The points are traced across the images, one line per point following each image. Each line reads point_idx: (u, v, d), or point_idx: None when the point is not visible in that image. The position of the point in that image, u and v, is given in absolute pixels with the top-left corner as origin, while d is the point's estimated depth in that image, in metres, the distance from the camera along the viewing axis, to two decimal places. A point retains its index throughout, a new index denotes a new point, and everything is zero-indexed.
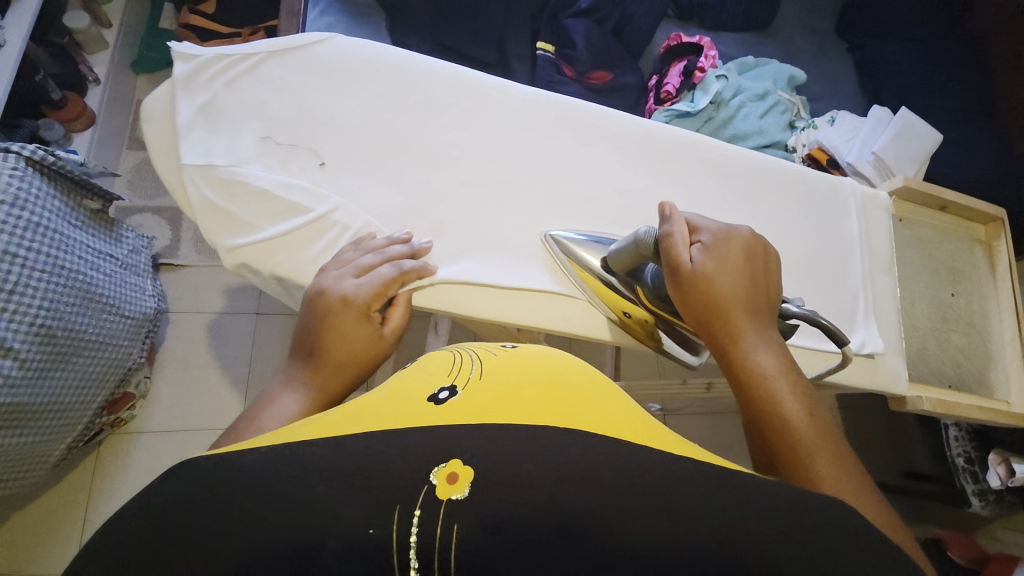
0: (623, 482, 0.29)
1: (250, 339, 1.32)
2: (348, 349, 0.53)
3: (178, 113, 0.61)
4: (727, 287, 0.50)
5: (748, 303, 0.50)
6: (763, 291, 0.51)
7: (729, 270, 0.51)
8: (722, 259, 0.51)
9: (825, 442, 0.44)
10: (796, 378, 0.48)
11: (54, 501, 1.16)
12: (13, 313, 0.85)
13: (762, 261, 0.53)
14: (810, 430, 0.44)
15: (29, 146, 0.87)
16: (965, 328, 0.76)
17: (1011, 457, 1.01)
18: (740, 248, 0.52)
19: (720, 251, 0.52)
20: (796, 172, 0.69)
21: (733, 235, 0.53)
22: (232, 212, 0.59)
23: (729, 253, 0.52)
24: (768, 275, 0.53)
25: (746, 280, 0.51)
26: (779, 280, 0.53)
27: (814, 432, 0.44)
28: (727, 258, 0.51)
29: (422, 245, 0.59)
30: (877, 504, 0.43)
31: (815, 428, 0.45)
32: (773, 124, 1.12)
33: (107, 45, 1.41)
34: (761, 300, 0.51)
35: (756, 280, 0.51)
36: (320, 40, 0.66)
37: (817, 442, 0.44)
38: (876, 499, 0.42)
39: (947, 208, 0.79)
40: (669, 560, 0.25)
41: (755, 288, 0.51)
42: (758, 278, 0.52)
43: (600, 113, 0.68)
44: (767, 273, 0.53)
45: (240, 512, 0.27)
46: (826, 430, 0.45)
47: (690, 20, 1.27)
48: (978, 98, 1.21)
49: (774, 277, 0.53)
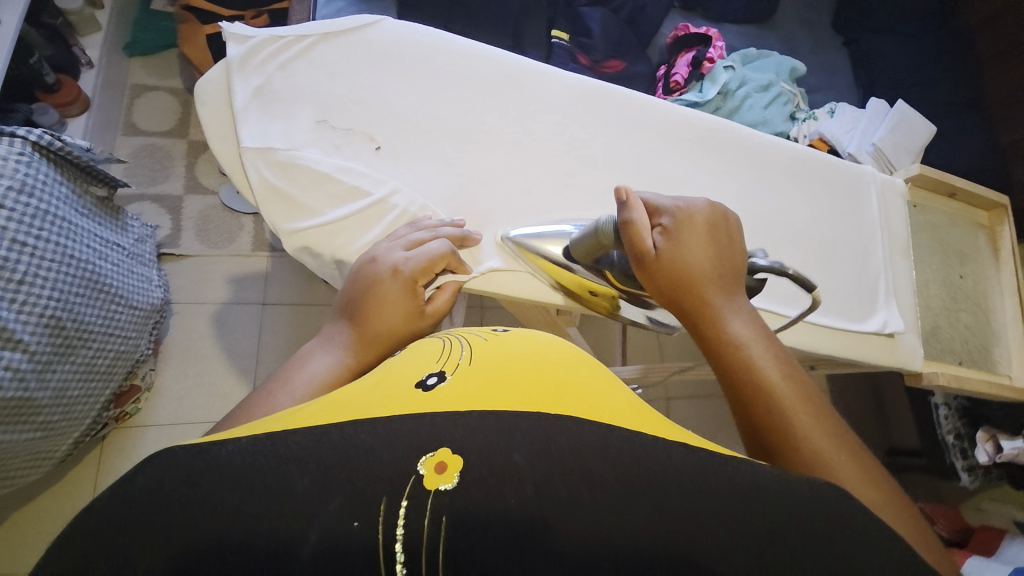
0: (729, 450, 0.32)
1: (257, 329, 1.30)
2: (386, 320, 0.52)
3: (237, 95, 0.64)
4: (692, 265, 0.50)
5: (714, 274, 0.50)
6: (728, 263, 0.52)
7: (692, 248, 0.51)
8: (682, 239, 0.51)
9: (805, 401, 0.44)
10: (769, 342, 0.48)
11: (59, 495, 1.13)
12: (23, 304, 0.83)
13: (724, 233, 0.53)
14: (789, 390, 0.44)
15: (35, 130, 0.86)
16: (972, 308, 0.82)
17: (998, 434, 1.08)
18: (701, 223, 0.52)
19: (680, 231, 0.52)
20: (821, 160, 0.74)
21: (692, 210, 0.53)
22: (292, 194, 0.62)
23: (689, 231, 0.52)
24: (733, 246, 0.53)
25: (710, 255, 0.51)
26: (745, 252, 0.54)
27: (793, 392, 0.44)
28: (687, 236, 0.52)
29: (472, 233, 0.62)
30: (858, 454, 0.42)
31: (792, 387, 0.45)
32: (776, 115, 1.11)
33: (99, 27, 1.38)
34: (726, 274, 0.51)
35: (721, 254, 0.52)
36: (369, 23, 0.70)
37: (794, 401, 0.44)
38: (858, 450, 0.43)
39: (955, 195, 0.85)
40: (777, 524, 0.27)
41: (720, 262, 0.51)
42: (722, 252, 0.52)
43: (638, 100, 0.71)
44: (732, 245, 0.53)
45: (267, 491, 0.27)
46: (805, 389, 0.45)
47: (695, 10, 1.28)
48: (968, 91, 1.25)
49: (739, 250, 0.53)
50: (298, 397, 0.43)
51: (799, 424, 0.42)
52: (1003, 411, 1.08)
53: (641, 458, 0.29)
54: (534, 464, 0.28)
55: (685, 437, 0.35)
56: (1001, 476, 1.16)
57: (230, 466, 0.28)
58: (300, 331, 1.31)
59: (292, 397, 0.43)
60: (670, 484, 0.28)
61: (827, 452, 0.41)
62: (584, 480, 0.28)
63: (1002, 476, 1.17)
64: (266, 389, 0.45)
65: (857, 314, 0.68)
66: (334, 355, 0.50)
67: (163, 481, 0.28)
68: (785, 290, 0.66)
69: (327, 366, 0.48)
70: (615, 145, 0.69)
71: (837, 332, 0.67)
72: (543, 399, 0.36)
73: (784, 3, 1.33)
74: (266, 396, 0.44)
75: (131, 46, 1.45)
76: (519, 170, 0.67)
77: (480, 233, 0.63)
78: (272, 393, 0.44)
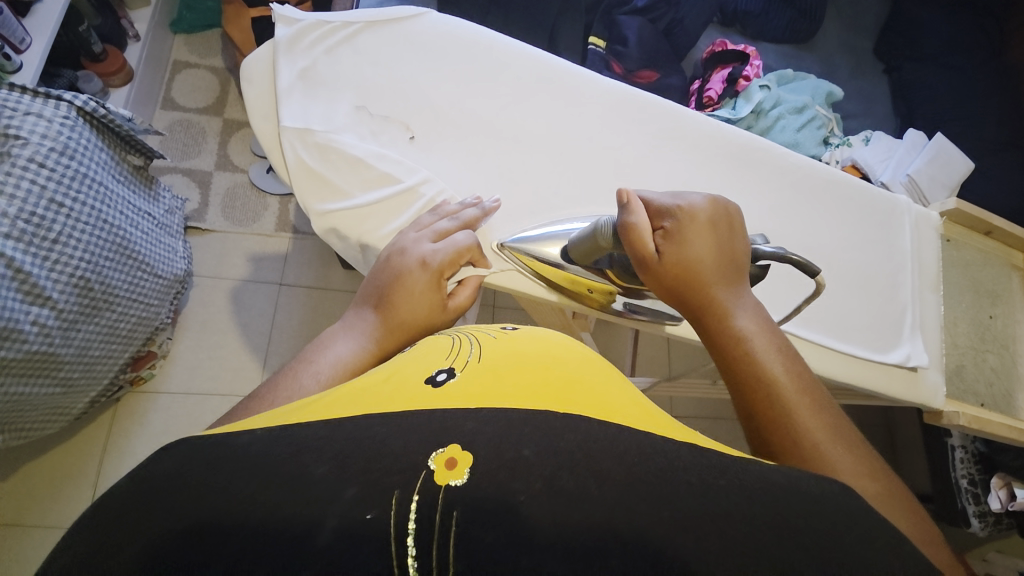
0: (752, 464, 0.31)
1: (272, 308, 1.32)
2: (412, 310, 0.53)
3: (280, 74, 0.65)
4: (696, 262, 0.49)
5: (719, 271, 0.49)
6: (732, 260, 0.51)
7: (696, 246, 0.50)
8: (685, 239, 0.50)
9: (811, 397, 0.44)
10: (774, 338, 0.47)
11: (70, 452, 1.16)
12: (55, 262, 0.85)
13: (728, 229, 0.52)
14: (794, 388, 0.43)
15: (81, 96, 0.89)
16: (999, 349, 0.80)
17: (1013, 482, 1.06)
18: (703, 222, 0.51)
19: (683, 230, 0.51)
20: (855, 185, 0.72)
21: (695, 209, 0.51)
22: (325, 176, 0.63)
23: (692, 230, 0.51)
24: (736, 242, 0.52)
25: (714, 252, 0.50)
26: (748, 249, 0.52)
27: (800, 390, 0.43)
28: (690, 235, 0.50)
29: (491, 205, 0.63)
30: (864, 451, 0.42)
31: (797, 384, 0.44)
32: (809, 138, 1.09)
33: (147, 2, 1.42)
34: (731, 270, 0.50)
35: (725, 253, 0.50)
36: (414, 15, 0.71)
37: (799, 399, 0.43)
38: (865, 450, 0.42)
39: (991, 233, 0.83)
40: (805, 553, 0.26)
41: (725, 259, 0.50)
42: (726, 248, 0.51)
43: (674, 110, 0.71)
44: (735, 241, 0.52)
45: (280, 473, 0.28)
46: (810, 387, 0.44)
47: (733, 26, 1.28)
48: (1011, 129, 1.22)
49: (743, 245, 0.52)
50: (323, 381, 0.44)
51: (804, 424, 0.42)
52: (1021, 459, 1.05)
53: (647, 459, 0.29)
54: (546, 459, 0.29)
55: (698, 439, 0.35)
56: (1011, 526, 1.13)
57: (255, 453, 0.29)
58: (314, 314, 1.32)
59: (316, 381, 0.44)
60: (690, 498, 0.27)
61: (834, 452, 0.40)
62: (602, 482, 0.28)
63: (1012, 526, 1.13)
64: (290, 370, 0.46)
65: (879, 345, 0.67)
66: (357, 340, 0.50)
67: (196, 460, 0.29)
68: (790, 304, 0.65)
69: (351, 351, 0.49)
70: (646, 153, 0.69)
71: (858, 362, 0.66)
72: (557, 397, 0.35)
73: (825, 26, 1.31)
74: (289, 377, 0.44)
75: (176, 23, 1.49)
76: (548, 170, 0.67)
77: (498, 201, 0.64)
78: (296, 375, 0.45)
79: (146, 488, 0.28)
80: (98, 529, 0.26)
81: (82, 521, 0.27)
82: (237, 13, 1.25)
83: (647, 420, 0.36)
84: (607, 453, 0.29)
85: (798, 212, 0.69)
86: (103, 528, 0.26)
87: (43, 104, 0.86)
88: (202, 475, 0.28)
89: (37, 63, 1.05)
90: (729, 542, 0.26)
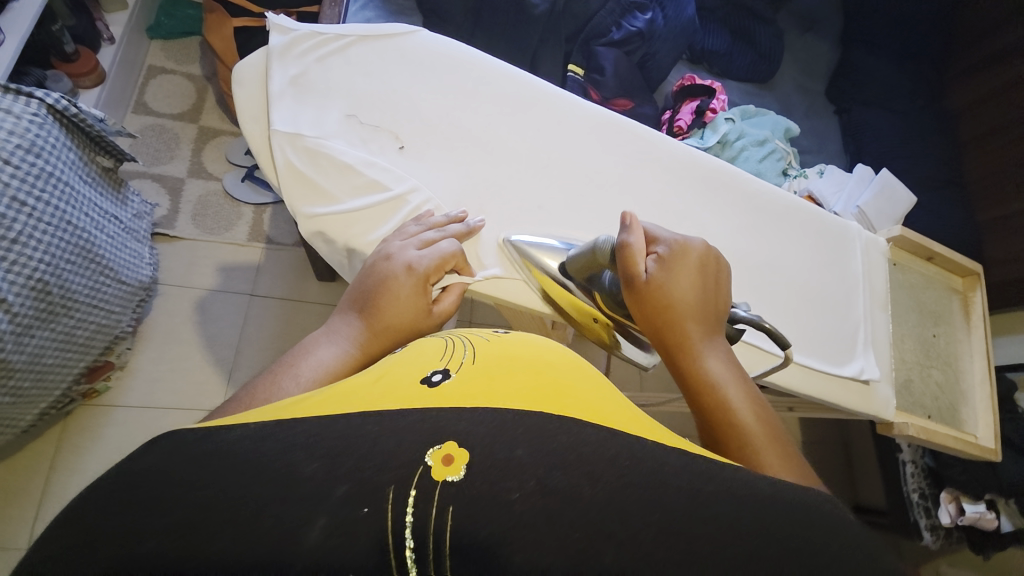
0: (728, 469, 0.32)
1: (241, 319, 1.28)
2: (399, 314, 0.53)
3: (273, 78, 0.66)
4: (681, 296, 0.51)
5: (702, 310, 0.52)
6: (713, 301, 0.53)
7: (684, 282, 0.52)
8: (676, 272, 0.52)
9: (773, 439, 0.45)
10: (741, 380, 0.49)
11: (9, 471, 1.08)
12: (13, 263, 0.81)
13: (714, 272, 0.54)
14: (760, 430, 0.45)
15: (54, 93, 0.87)
16: (943, 366, 0.86)
17: (961, 496, 1.13)
18: (694, 259, 0.53)
19: (674, 261, 0.53)
20: (813, 212, 0.78)
21: (688, 246, 0.54)
22: (316, 180, 0.63)
23: (682, 264, 0.53)
24: (719, 288, 0.54)
25: (699, 289, 0.52)
26: (730, 297, 0.54)
27: (765, 432, 0.45)
28: (681, 267, 0.52)
29: (475, 224, 0.64)
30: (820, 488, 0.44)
31: (761, 422, 0.46)
32: (770, 169, 1.16)
33: (124, 5, 1.40)
34: (711, 314, 0.52)
35: (709, 295, 0.52)
36: (406, 32, 0.73)
37: (763, 436, 0.45)
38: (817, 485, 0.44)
39: (933, 259, 0.91)
40: (782, 545, 0.27)
41: (708, 301, 0.52)
42: (710, 291, 0.53)
43: (652, 136, 0.75)
44: (719, 286, 0.54)
45: (261, 483, 0.27)
46: (773, 427, 0.46)
47: (701, 63, 1.36)
48: (948, 168, 1.34)
49: (724, 292, 0.54)
50: (304, 384, 0.43)
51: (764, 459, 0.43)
52: (966, 473, 1.12)
53: (636, 461, 0.30)
54: (538, 458, 0.29)
55: (676, 443, 0.36)
56: (959, 539, 1.21)
57: (243, 452, 0.28)
58: (284, 326, 1.29)
59: (298, 384, 0.43)
60: (676, 499, 0.28)
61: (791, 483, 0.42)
62: (589, 478, 0.29)
63: (960, 540, 1.20)
64: (270, 374, 0.45)
65: (836, 359, 0.72)
66: (340, 345, 0.50)
67: (179, 462, 0.28)
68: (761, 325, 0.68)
69: (334, 356, 0.48)
70: (623, 173, 0.72)
71: (818, 376, 0.70)
72: (552, 406, 0.35)
73: (784, 67, 1.42)
74: (270, 380, 0.44)
75: (154, 29, 1.48)
76: (529, 186, 0.69)
77: (481, 222, 0.65)
78: (277, 378, 0.44)
79: (126, 484, 0.27)
80: (63, 547, 0.25)
81: (53, 524, 0.26)
82: (220, 23, 1.25)
83: (632, 424, 0.37)
84: (597, 454, 0.30)
85: (763, 234, 0.74)
86: (73, 537, 0.25)
87: (13, 100, 0.83)
88: (184, 473, 0.27)
89: (7, 60, 1.01)
90: (716, 542, 0.27)
